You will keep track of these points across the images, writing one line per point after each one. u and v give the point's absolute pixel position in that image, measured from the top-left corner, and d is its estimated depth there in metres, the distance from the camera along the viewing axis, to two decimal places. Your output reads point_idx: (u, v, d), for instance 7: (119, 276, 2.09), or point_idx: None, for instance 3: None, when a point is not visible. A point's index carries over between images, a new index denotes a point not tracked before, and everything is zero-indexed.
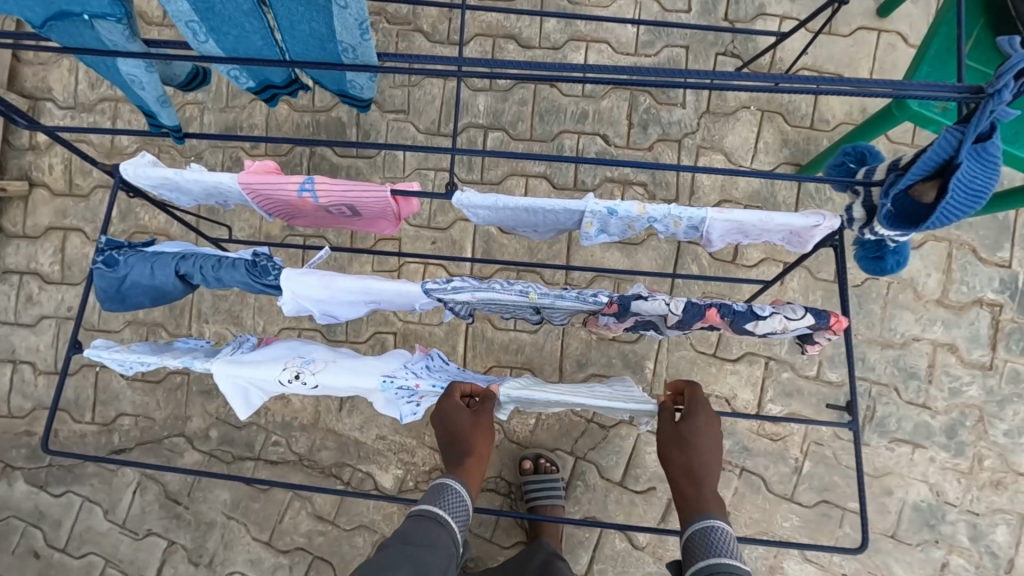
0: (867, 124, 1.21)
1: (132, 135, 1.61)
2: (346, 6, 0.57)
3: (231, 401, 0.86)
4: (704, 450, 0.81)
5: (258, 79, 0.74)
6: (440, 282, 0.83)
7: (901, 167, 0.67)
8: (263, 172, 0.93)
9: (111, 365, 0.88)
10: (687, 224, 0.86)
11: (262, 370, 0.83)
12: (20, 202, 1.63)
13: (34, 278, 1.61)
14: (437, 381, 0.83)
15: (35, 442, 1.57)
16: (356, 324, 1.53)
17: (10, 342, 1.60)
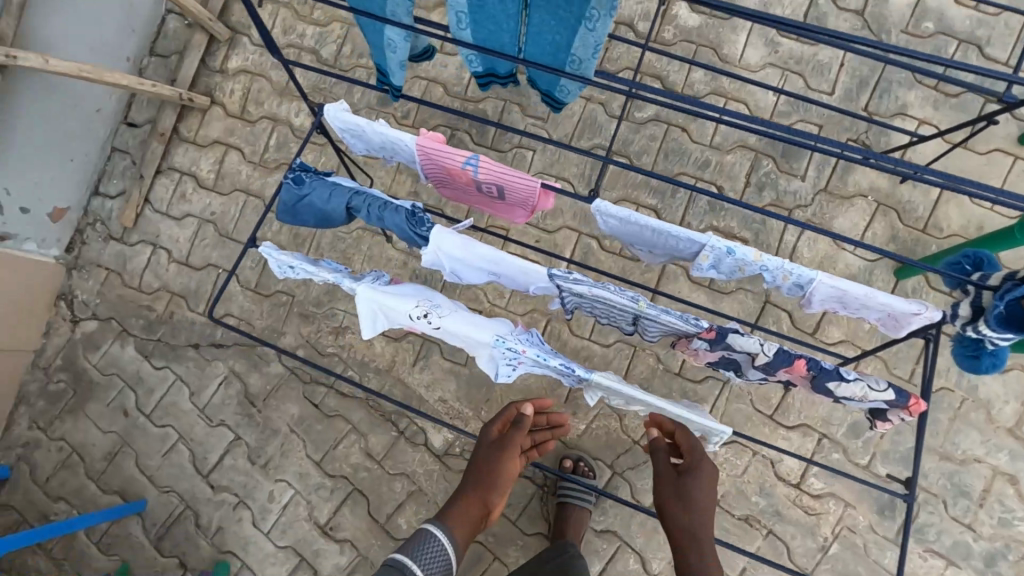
0: (985, 239, 1.25)
1: (306, 81, 1.84)
2: (593, 29, 0.70)
3: (360, 321, 1.01)
4: (698, 498, 0.90)
5: (485, 66, 0.89)
6: (565, 271, 0.95)
7: (1019, 278, 0.75)
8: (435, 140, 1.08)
9: (273, 264, 1.04)
10: (795, 281, 0.94)
11: (397, 302, 0.97)
12: (199, 114, 1.87)
13: (192, 180, 1.84)
14: (540, 352, 0.94)
15: (152, 317, 1.79)
16: (449, 294, 1.67)
17: (156, 227, 1.84)
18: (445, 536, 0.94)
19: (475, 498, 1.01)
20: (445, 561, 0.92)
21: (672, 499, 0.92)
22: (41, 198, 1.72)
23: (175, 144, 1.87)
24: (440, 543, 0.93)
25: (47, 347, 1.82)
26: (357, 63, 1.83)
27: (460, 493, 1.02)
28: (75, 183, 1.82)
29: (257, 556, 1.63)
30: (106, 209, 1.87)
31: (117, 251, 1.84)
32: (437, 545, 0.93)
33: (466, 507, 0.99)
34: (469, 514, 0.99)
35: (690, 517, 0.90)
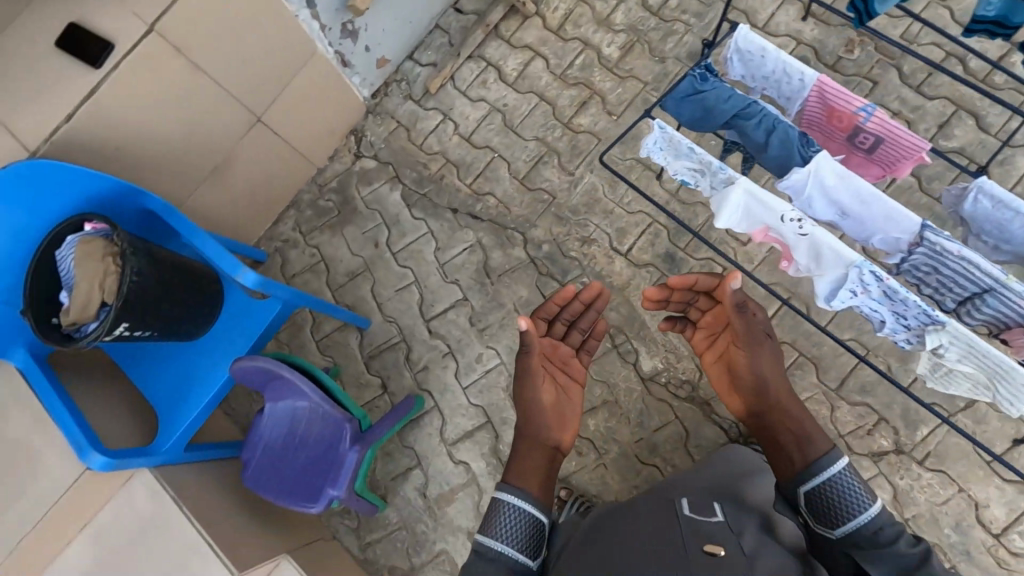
0: None
1: (626, 19, 2.00)
2: None
3: (723, 209, 1.14)
4: (772, 352, 1.23)
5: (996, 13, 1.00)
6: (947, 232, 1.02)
7: None
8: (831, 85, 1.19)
9: (655, 137, 1.19)
10: None
11: (775, 202, 1.08)
12: (521, 19, 2.08)
13: (495, 72, 2.05)
14: (898, 286, 1.02)
15: (424, 174, 2.01)
16: (700, 242, 1.77)
17: (451, 101, 2.05)
18: (524, 501, 1.15)
19: (532, 442, 1.24)
20: (532, 518, 1.15)
21: (756, 386, 1.23)
22: (379, 44, 1.97)
23: (491, 38, 2.08)
24: (521, 510, 1.15)
25: (328, 170, 2.08)
26: (678, 17, 1.96)
27: (517, 454, 1.24)
28: (401, 43, 2.07)
29: (450, 404, 1.80)
30: (414, 73, 2.10)
31: (411, 110, 2.07)
32: (521, 510, 1.15)
33: (530, 462, 1.21)
34: (534, 470, 1.20)
35: (743, 360, 1.24)
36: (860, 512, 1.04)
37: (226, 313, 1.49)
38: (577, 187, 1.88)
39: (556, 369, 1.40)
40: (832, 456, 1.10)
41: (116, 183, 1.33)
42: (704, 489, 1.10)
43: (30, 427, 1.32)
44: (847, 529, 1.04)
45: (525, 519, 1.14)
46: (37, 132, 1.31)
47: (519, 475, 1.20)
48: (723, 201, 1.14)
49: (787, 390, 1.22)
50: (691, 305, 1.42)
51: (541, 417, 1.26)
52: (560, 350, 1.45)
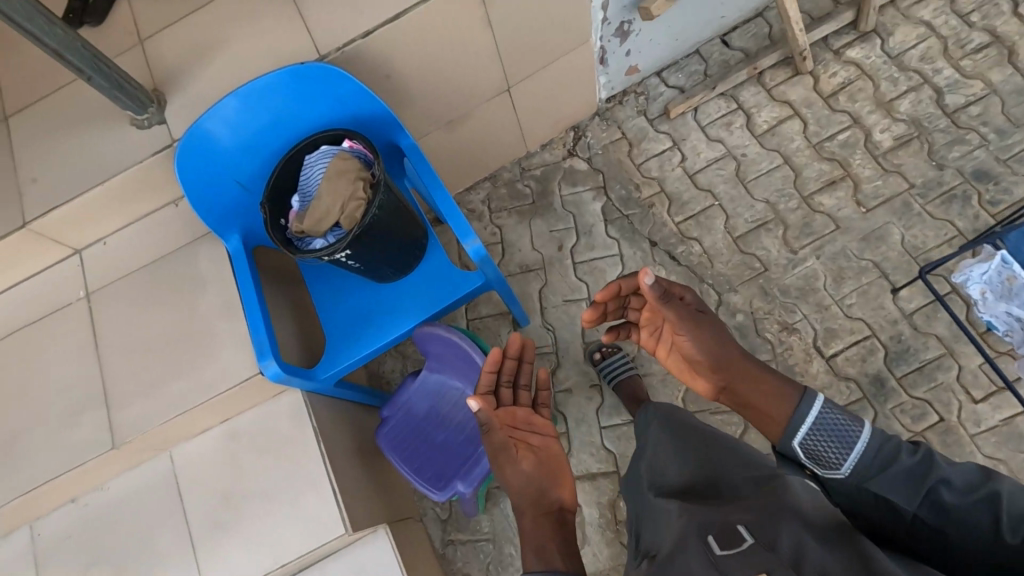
0: None
1: (911, 110, 1.78)
2: None
3: None
4: (691, 319, 1.16)
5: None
6: None
7: None
8: None
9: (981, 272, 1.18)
10: None
11: None
12: (791, 72, 1.91)
13: (744, 118, 1.89)
14: None
15: (633, 195, 1.89)
16: (921, 379, 1.54)
17: (686, 132, 1.92)
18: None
19: (526, 501, 1.16)
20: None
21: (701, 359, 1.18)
22: (639, 51, 1.87)
23: (751, 82, 1.93)
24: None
25: (535, 157, 2.01)
26: (975, 127, 1.72)
27: (525, 524, 1.14)
28: (657, 57, 1.95)
29: (582, 438, 1.69)
30: (656, 91, 1.99)
31: (641, 127, 1.96)
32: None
33: (534, 523, 1.13)
34: (542, 523, 1.13)
35: (685, 342, 1.19)
36: (838, 455, 0.99)
37: (422, 269, 1.44)
38: (796, 267, 1.70)
39: (525, 437, 1.24)
40: (807, 395, 1.06)
41: (384, 111, 1.30)
42: (750, 458, 1.00)
43: (218, 313, 1.32)
44: (844, 463, 0.98)
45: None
46: (332, 40, 1.30)
47: (539, 555, 1.08)
48: None
49: (743, 368, 1.14)
50: (625, 307, 1.37)
51: (526, 481, 1.17)
52: (518, 413, 1.30)
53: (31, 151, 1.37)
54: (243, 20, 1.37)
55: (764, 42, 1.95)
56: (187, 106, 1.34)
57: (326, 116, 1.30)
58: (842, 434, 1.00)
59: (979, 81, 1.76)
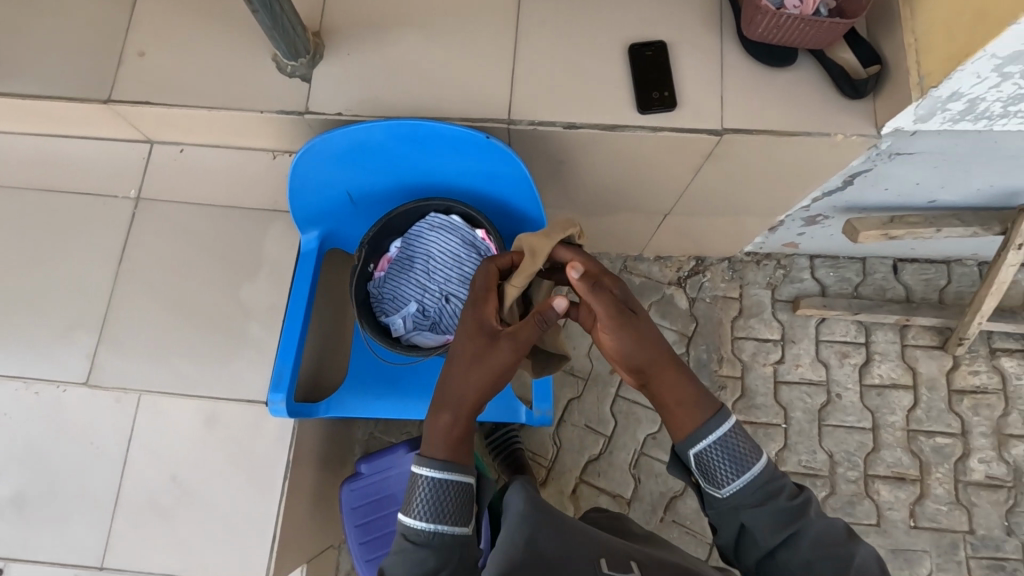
0: None
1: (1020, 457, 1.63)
2: None
3: None
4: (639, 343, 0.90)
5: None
6: None
7: None
8: None
9: None
10: None
11: None
12: (936, 341, 1.72)
13: (862, 358, 1.72)
14: None
15: (711, 364, 1.73)
16: None
17: (799, 337, 1.74)
18: (451, 472, 0.86)
19: (459, 394, 0.90)
20: (462, 483, 0.86)
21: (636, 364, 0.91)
22: (810, 237, 1.66)
23: (892, 327, 1.74)
24: (444, 477, 0.86)
25: (644, 263, 1.82)
26: None
27: (444, 411, 0.89)
28: (822, 246, 1.74)
29: None
30: (798, 274, 1.79)
31: (761, 301, 1.77)
32: (445, 479, 0.86)
33: (451, 422, 0.89)
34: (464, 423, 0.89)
35: (627, 335, 0.90)
36: (728, 477, 0.85)
37: None
38: None
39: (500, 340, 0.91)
40: (719, 413, 0.88)
41: (537, 216, 1.11)
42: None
43: (258, 309, 1.16)
44: (731, 490, 0.85)
45: (453, 484, 0.86)
46: (531, 111, 1.07)
47: (447, 446, 0.88)
48: None
49: (668, 368, 0.90)
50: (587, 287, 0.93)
51: (473, 380, 0.89)
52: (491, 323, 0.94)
53: (155, 19, 1.15)
54: (450, 15, 1.13)
55: (932, 294, 1.75)
56: (340, 77, 1.11)
57: (478, 185, 1.10)
58: (738, 458, 0.85)
59: None
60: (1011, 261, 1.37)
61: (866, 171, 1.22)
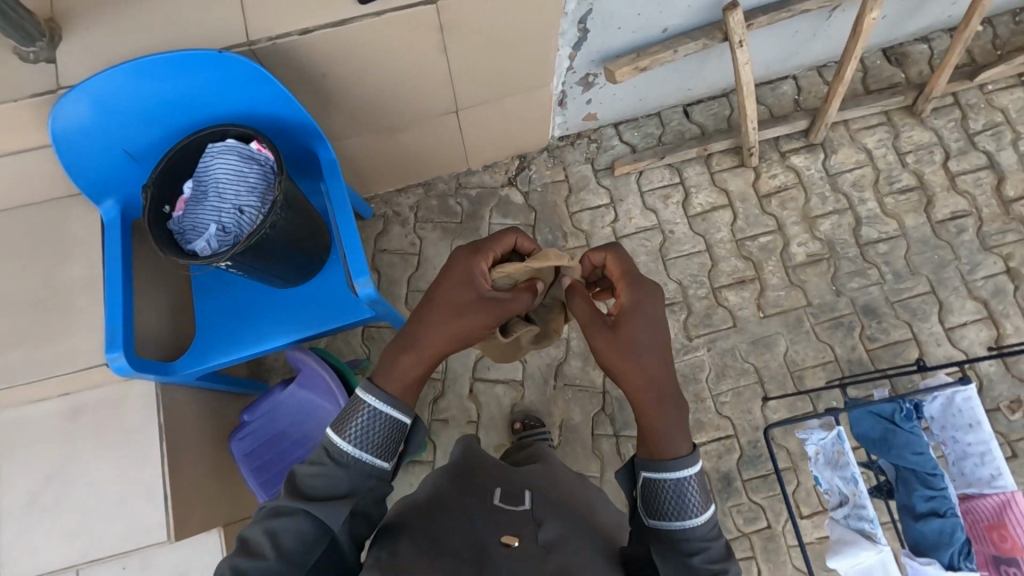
0: None
1: (830, 231, 1.87)
2: None
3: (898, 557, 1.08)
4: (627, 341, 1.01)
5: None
6: None
7: None
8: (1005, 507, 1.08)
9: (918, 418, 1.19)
10: None
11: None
12: (736, 161, 1.95)
13: (682, 194, 1.92)
14: None
15: (559, 242, 1.89)
16: (762, 486, 1.66)
17: (625, 195, 1.93)
18: (391, 406, 0.97)
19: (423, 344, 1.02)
20: (393, 420, 0.97)
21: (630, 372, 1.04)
22: (600, 102, 1.84)
23: (698, 161, 1.95)
24: (380, 411, 0.97)
25: (475, 176, 1.96)
26: (877, 264, 1.83)
27: (402, 351, 1.02)
28: (618, 110, 1.94)
29: None
30: (609, 142, 1.98)
31: (584, 175, 1.95)
32: (382, 414, 0.97)
33: (405, 364, 1.01)
34: (413, 372, 1.01)
35: (627, 338, 1.01)
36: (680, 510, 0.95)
37: (314, 284, 1.37)
38: (686, 355, 1.77)
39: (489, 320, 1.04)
40: (704, 498, 0.96)
41: (308, 122, 1.22)
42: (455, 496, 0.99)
43: (79, 287, 1.21)
44: (661, 526, 0.95)
45: (384, 419, 0.97)
46: (266, 28, 1.18)
47: (395, 381, 1.00)
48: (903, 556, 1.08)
49: (660, 395, 1.00)
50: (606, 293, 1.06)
51: (446, 335, 1.02)
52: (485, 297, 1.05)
53: None
54: None
55: (722, 124, 1.98)
56: (84, 51, 1.18)
57: (240, 105, 1.18)
58: (690, 509, 0.95)
59: (895, 221, 1.87)
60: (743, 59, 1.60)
61: (589, 12, 1.42)
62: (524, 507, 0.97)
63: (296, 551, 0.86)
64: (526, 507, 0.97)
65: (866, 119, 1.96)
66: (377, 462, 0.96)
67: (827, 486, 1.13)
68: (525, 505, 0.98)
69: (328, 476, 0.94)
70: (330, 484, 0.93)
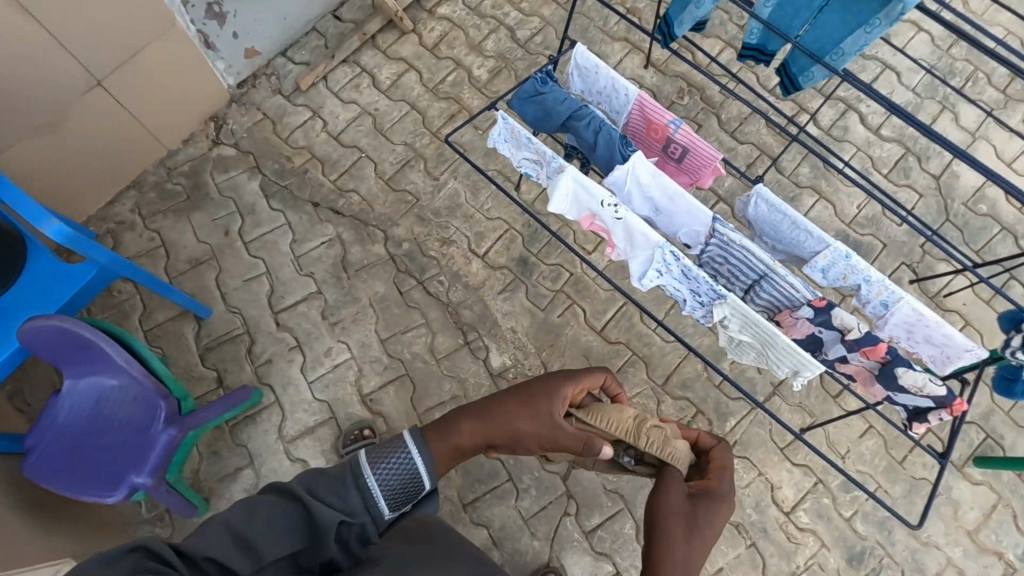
0: None
1: (496, 47, 2.17)
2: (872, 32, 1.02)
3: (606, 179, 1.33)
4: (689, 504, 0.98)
5: (758, 42, 1.17)
6: (769, 201, 1.29)
7: None
8: (646, 105, 1.37)
9: (575, 83, 1.47)
10: (851, 279, 1.26)
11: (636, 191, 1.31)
12: (397, 33, 2.17)
13: (368, 78, 2.10)
14: (732, 242, 1.25)
15: (287, 166, 1.97)
16: (551, 249, 1.89)
17: (322, 102, 2.07)
18: (424, 461, 0.99)
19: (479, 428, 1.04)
20: (416, 477, 0.97)
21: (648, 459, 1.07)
22: (248, 34, 1.96)
23: (367, 47, 2.15)
24: (412, 463, 0.97)
25: (181, 153, 1.97)
26: (541, 52, 2.16)
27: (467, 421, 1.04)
28: (274, 39, 2.07)
29: (291, 398, 1.72)
30: (285, 70, 2.10)
31: (279, 105, 2.06)
32: (412, 462, 0.97)
33: (459, 433, 1.03)
34: (457, 446, 1.03)
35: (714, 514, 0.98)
36: None
37: (27, 281, 1.31)
38: (440, 191, 1.96)
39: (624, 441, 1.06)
40: None
41: None
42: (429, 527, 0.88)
43: None
44: None
45: (410, 473, 0.97)
46: None
47: (438, 441, 1.02)
48: (606, 175, 1.32)
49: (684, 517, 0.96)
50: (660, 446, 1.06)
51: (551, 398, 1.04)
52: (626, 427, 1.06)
53: None
54: None
55: (369, 10, 2.18)
56: None
57: None
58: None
59: (536, 17, 2.21)
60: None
61: None
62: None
63: (268, 534, 0.82)
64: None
65: None
66: (380, 508, 0.92)
67: (535, 170, 1.33)
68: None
69: (342, 485, 0.91)
70: (333, 497, 0.89)
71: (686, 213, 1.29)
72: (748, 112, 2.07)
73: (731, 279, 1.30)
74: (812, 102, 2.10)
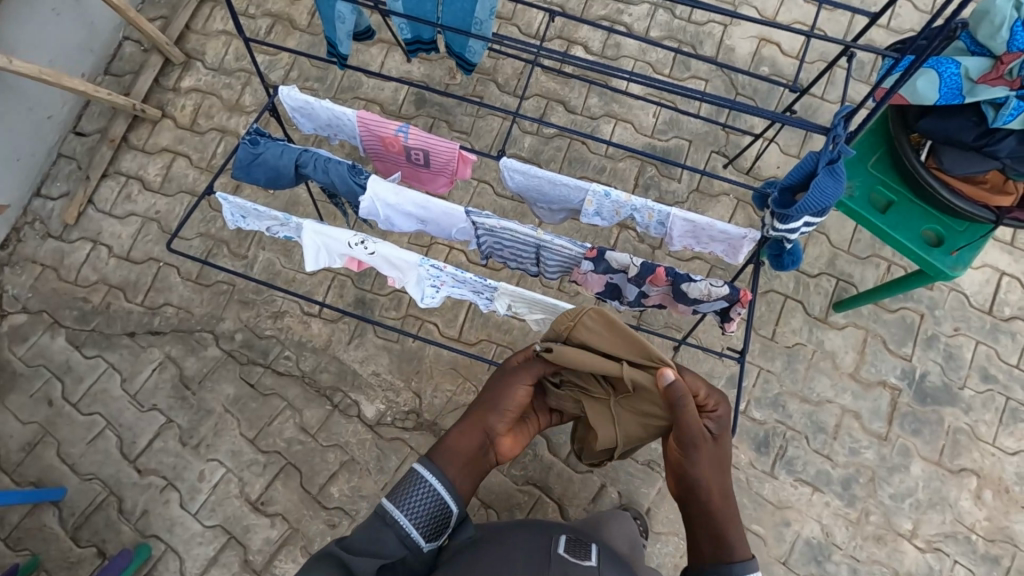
0: (896, 281, 1.49)
1: (255, 98, 2.04)
2: None
3: (361, 208, 1.26)
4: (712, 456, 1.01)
5: (413, 34, 1.10)
6: (520, 169, 1.22)
7: (782, 189, 1.00)
8: (368, 120, 1.28)
9: (300, 120, 1.36)
10: (625, 213, 1.24)
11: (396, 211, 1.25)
12: (149, 124, 2.02)
13: (138, 182, 1.96)
14: (497, 224, 1.20)
15: (87, 307, 1.83)
16: (383, 279, 1.82)
17: (99, 226, 1.92)
18: (445, 486, 0.97)
19: (468, 428, 1.05)
20: (444, 504, 0.96)
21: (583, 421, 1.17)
22: None
23: (123, 151, 1.99)
24: (435, 490, 0.96)
25: None
26: (303, 85, 2.06)
27: (457, 427, 1.05)
28: (17, 182, 1.89)
29: (182, 536, 1.64)
30: (46, 209, 1.93)
31: (55, 248, 1.90)
32: (435, 491, 0.96)
33: (455, 441, 1.03)
34: (463, 446, 1.02)
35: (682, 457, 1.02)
36: None
37: None
38: (254, 265, 1.85)
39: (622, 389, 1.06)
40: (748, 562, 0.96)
41: None
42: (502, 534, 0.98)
43: None
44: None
45: (436, 501, 0.95)
46: None
47: (445, 454, 1.01)
48: (359, 205, 1.26)
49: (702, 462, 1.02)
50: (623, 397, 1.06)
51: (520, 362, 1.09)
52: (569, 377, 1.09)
53: None
54: None
55: (110, 113, 2.01)
56: None
57: None
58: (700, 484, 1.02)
59: (283, 52, 2.09)
60: (6, 64, 1.54)
61: None
62: (590, 563, 0.91)
63: None
64: (592, 566, 0.90)
65: (198, 13, 2.12)
66: (416, 541, 0.92)
67: (287, 231, 1.24)
68: (594, 561, 0.92)
69: (376, 534, 0.91)
70: (370, 546, 0.90)
71: (446, 216, 1.23)
72: (522, 65, 2.02)
73: (519, 255, 1.28)
74: (579, 32, 2.07)
